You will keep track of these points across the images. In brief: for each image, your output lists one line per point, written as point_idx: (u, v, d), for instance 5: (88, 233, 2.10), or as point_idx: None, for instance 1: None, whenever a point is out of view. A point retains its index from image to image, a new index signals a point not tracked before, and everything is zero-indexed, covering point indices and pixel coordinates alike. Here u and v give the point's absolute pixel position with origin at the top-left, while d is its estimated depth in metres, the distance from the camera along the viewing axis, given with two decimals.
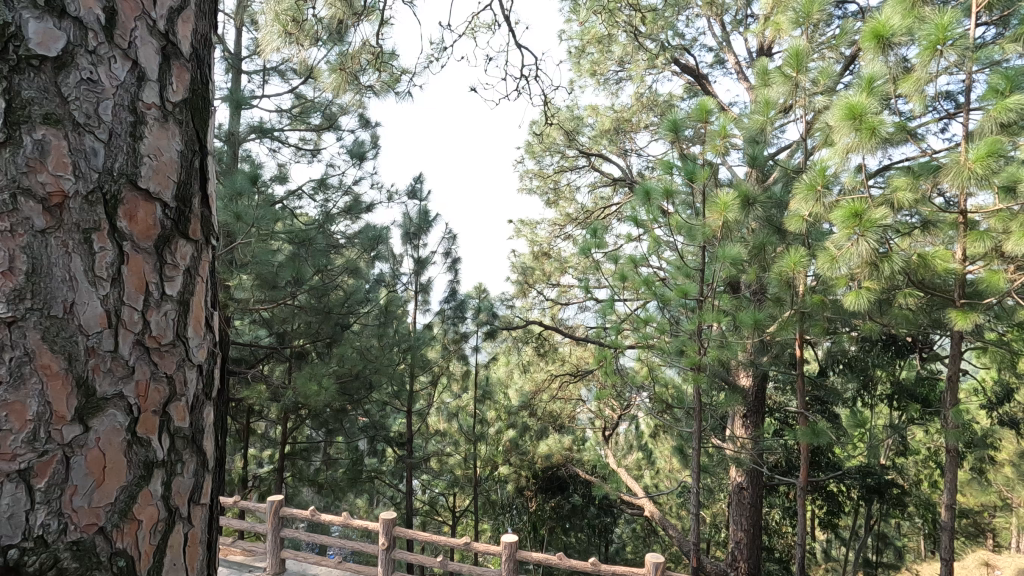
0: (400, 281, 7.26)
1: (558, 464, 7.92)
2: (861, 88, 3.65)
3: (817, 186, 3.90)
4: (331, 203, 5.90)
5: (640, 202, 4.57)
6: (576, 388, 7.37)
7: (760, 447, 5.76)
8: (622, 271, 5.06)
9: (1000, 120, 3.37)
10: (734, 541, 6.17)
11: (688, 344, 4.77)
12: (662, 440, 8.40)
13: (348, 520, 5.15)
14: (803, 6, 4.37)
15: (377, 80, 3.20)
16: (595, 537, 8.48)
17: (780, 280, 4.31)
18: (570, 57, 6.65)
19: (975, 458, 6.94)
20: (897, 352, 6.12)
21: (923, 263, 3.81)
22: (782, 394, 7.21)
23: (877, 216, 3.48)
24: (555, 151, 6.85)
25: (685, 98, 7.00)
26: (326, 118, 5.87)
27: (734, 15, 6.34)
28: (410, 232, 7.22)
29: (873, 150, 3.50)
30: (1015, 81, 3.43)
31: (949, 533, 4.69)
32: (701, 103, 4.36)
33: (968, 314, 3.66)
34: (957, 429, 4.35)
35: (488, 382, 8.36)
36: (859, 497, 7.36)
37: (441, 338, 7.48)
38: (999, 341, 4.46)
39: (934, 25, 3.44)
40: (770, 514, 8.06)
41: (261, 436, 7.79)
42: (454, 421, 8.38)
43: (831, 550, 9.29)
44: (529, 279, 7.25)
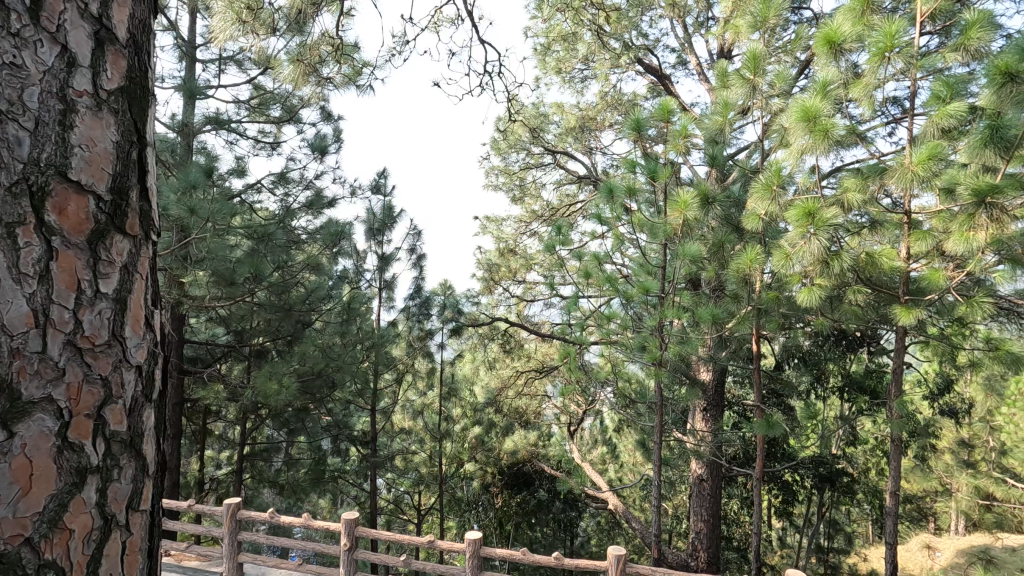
0: (363, 278, 7.11)
1: (524, 460, 7.95)
2: (816, 91, 3.79)
3: (772, 185, 4.02)
4: (292, 198, 5.75)
5: (604, 200, 4.62)
6: (542, 385, 7.42)
7: (718, 439, 5.93)
8: (587, 268, 5.15)
9: (942, 125, 3.55)
10: (695, 531, 6.32)
11: (650, 340, 4.88)
12: (626, 435, 8.54)
13: (308, 521, 5.03)
14: (759, 9, 4.49)
15: (338, 72, 3.14)
16: (560, 531, 8.56)
17: (738, 277, 4.42)
18: (536, 54, 6.67)
19: (918, 446, 7.32)
20: (848, 346, 6.38)
21: (870, 261, 4.01)
22: (741, 388, 7.42)
23: (829, 215, 3.63)
24: (521, 148, 6.86)
25: (648, 97, 7.13)
26: (285, 110, 5.71)
27: (696, 17, 6.50)
28: (375, 227, 7.10)
29: (825, 152, 3.66)
30: (955, 88, 3.61)
31: (893, 518, 4.92)
32: (663, 103, 4.45)
33: (911, 310, 3.84)
34: (901, 418, 4.58)
35: (454, 379, 8.31)
36: (812, 485, 7.66)
37: (405, 336, 7.41)
38: (940, 335, 4.71)
39: (883, 32, 3.60)
40: (728, 504, 8.30)
41: (218, 438, 7.56)
42: (420, 419, 8.32)
43: (786, 538, 9.62)
44: (494, 275, 7.25)
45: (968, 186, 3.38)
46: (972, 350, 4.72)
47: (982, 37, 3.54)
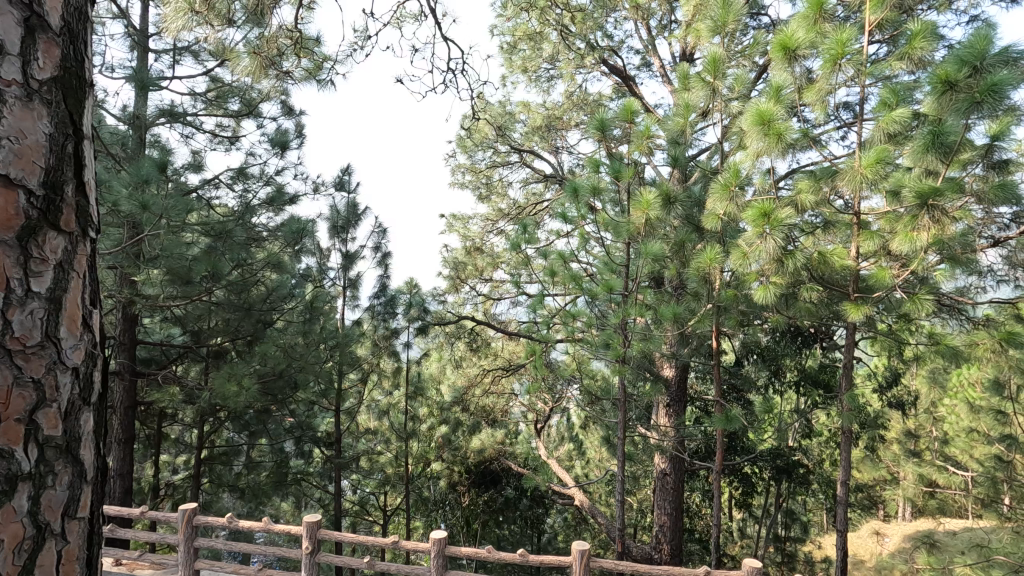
0: (327, 277, 6.98)
1: (491, 459, 7.93)
2: (771, 96, 3.93)
3: (731, 186, 4.13)
4: (252, 194, 5.59)
5: (570, 198, 4.67)
6: (508, 382, 7.45)
7: (681, 434, 6.06)
8: (553, 266, 5.19)
9: (888, 130, 3.72)
10: (659, 525, 6.45)
11: (613, 337, 4.97)
12: (592, 431, 8.64)
13: (269, 525, 4.90)
14: (719, 14, 4.60)
15: (298, 65, 3.07)
16: (527, 529, 8.56)
17: (698, 276, 4.53)
18: (503, 52, 6.69)
19: (869, 437, 7.63)
20: (803, 342, 6.61)
21: (823, 260, 4.17)
22: (702, 383, 7.59)
23: (783, 215, 3.77)
24: (487, 146, 6.86)
25: (613, 98, 7.24)
26: (244, 103, 5.55)
27: (659, 20, 6.63)
28: (338, 225, 6.94)
29: (780, 154, 3.79)
30: (901, 95, 3.78)
31: (845, 506, 5.13)
32: (627, 104, 4.53)
33: (860, 307, 4.01)
34: (851, 411, 4.78)
35: (420, 378, 8.14)
36: (770, 477, 7.91)
37: (370, 335, 7.31)
38: (886, 331, 4.93)
39: (834, 40, 3.75)
40: (691, 498, 8.48)
41: (175, 441, 7.32)
42: (385, 419, 8.21)
43: (746, 528, 9.91)
44: (461, 274, 7.24)
45: (912, 189, 3.56)
46: (917, 344, 4.96)
47: (925, 47, 3.71)
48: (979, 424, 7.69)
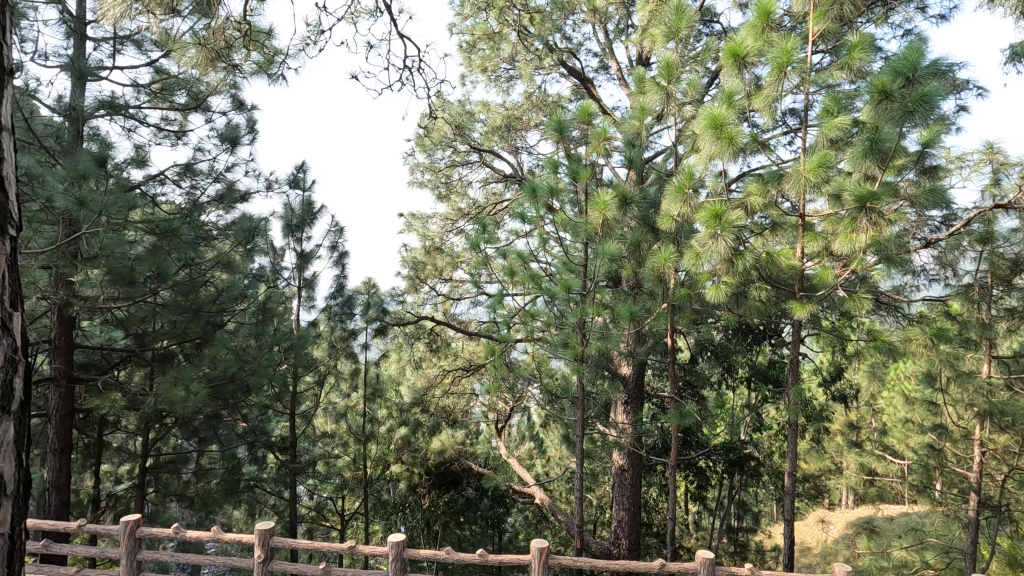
0: (281, 277, 6.57)
1: (451, 459, 7.86)
2: (723, 101, 4.05)
3: (685, 188, 4.23)
4: (200, 191, 5.38)
5: (528, 198, 4.70)
6: (468, 383, 7.47)
7: (638, 430, 6.19)
8: (512, 266, 5.21)
9: (831, 136, 3.89)
10: (617, 520, 6.57)
11: (571, 336, 5.05)
12: (552, 429, 8.72)
13: (218, 534, 4.72)
14: (673, 19, 4.71)
15: (248, 58, 2.98)
16: (488, 528, 8.54)
17: (653, 276, 4.63)
18: (462, 51, 6.67)
19: (814, 429, 7.99)
20: (753, 339, 6.88)
21: (770, 260, 4.35)
22: (659, 380, 7.76)
23: (734, 217, 3.90)
24: (446, 145, 6.83)
25: (571, 99, 7.34)
26: (192, 97, 5.33)
27: (616, 24, 6.76)
28: (292, 224, 6.71)
29: (731, 157, 3.91)
30: (842, 103, 3.97)
31: (791, 496, 5.35)
32: (584, 105, 4.59)
33: (805, 305, 4.20)
34: (796, 405, 5.00)
35: (379, 379, 7.93)
36: (723, 470, 8.17)
37: (327, 337, 6.98)
38: (829, 328, 5.17)
39: (780, 48, 3.91)
40: (648, 492, 8.68)
41: (117, 450, 6.96)
42: (342, 421, 8.09)
43: (700, 521, 10.21)
44: (420, 274, 7.24)
45: (851, 193, 3.75)
46: (858, 340, 5.22)
47: (863, 58, 3.89)
48: (913, 414, 8.18)
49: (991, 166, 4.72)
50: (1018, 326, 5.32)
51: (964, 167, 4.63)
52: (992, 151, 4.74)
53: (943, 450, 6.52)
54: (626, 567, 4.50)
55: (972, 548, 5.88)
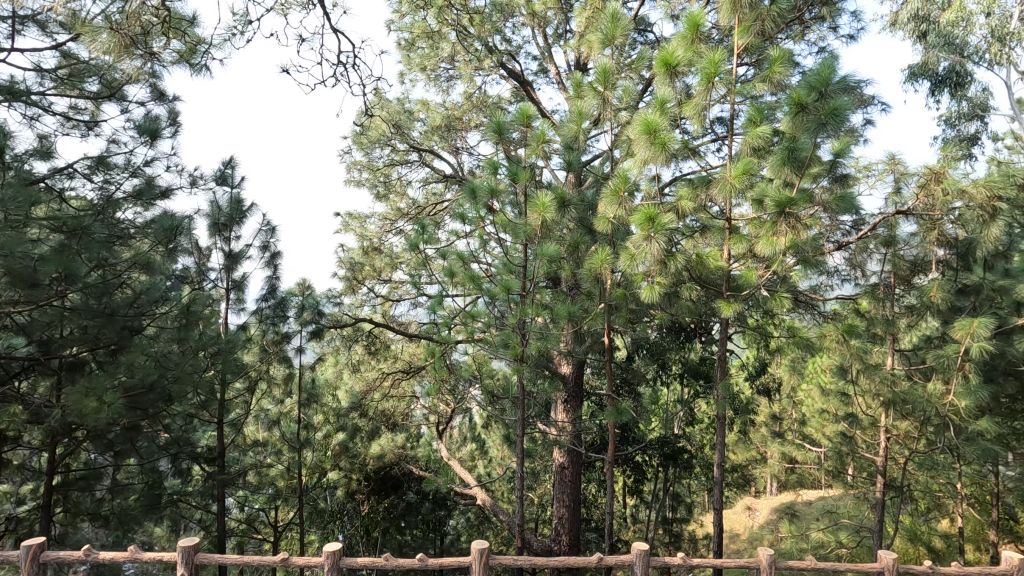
0: (207, 279, 5.97)
1: (391, 464, 7.74)
2: (655, 108, 4.21)
3: (620, 191, 4.36)
4: (114, 186, 5.01)
5: (468, 199, 4.68)
6: (408, 385, 7.41)
7: (577, 428, 6.33)
8: (452, 267, 5.15)
9: (754, 144, 4.12)
10: (557, 517, 6.66)
11: (511, 337, 5.08)
12: (493, 430, 8.73)
13: (136, 554, 4.39)
14: (609, 27, 4.83)
15: (168, 47, 2.80)
16: (431, 532, 8.59)
17: (590, 276, 4.73)
18: (400, 49, 6.56)
19: (741, 421, 8.43)
20: (685, 337, 7.17)
21: (700, 262, 4.57)
22: (597, 379, 7.93)
23: (666, 220, 4.05)
24: (384, 143, 6.69)
25: (510, 101, 7.42)
26: (105, 85, 4.95)
27: (555, 29, 6.87)
28: (220, 222, 6.16)
29: (663, 162, 4.07)
30: (764, 114, 4.21)
31: (720, 486, 5.61)
32: (523, 108, 4.64)
33: (731, 304, 4.43)
34: (724, 399, 5.26)
35: (314, 384, 7.38)
36: (658, 464, 8.49)
37: (257, 341, 6.37)
38: (753, 325, 5.48)
39: (709, 59, 4.09)
40: (587, 488, 8.89)
41: (17, 468, 6.35)
42: (276, 430, 7.28)
43: (637, 513, 10.56)
44: (358, 274, 7.20)
45: (772, 199, 3.99)
46: (780, 336, 5.56)
47: (782, 72, 4.15)
48: (828, 405, 8.79)
49: (894, 175, 5.14)
50: (917, 321, 5.83)
51: (871, 176, 5.03)
52: (894, 161, 5.15)
53: (854, 436, 7.03)
54: (565, 563, 4.55)
55: (879, 527, 6.38)
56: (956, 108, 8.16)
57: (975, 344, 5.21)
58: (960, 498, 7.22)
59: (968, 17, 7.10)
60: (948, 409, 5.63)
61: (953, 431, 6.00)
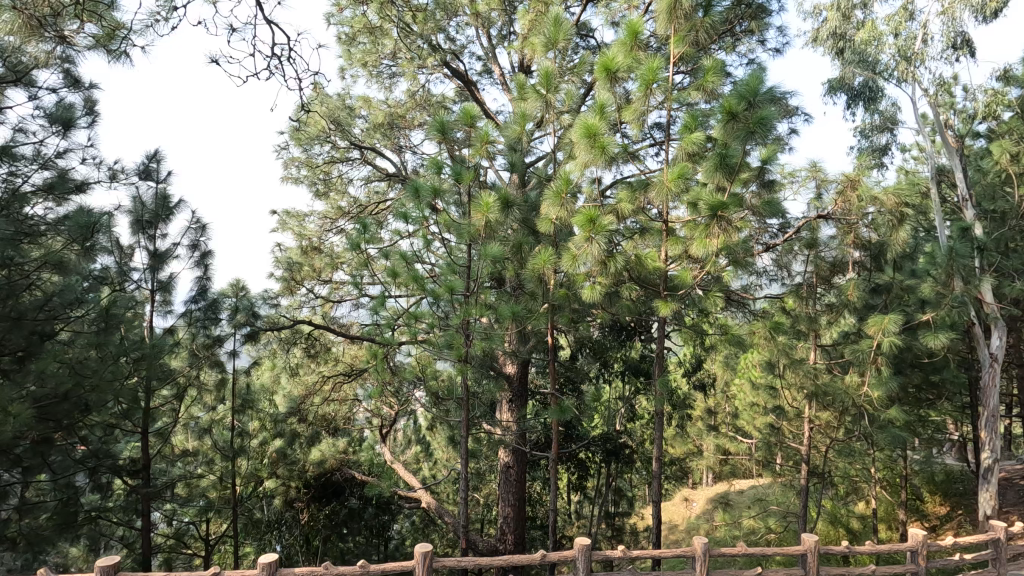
0: (129, 280, 5.51)
1: (333, 469, 7.54)
2: (596, 112, 4.31)
3: (562, 193, 4.43)
4: (21, 178, 4.61)
5: (411, 198, 4.62)
6: (350, 389, 7.40)
7: (522, 427, 6.40)
8: (395, 267, 5.03)
9: (689, 150, 4.30)
10: (503, 516, 6.68)
11: (455, 337, 5.04)
12: (438, 431, 8.67)
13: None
14: (551, 31, 4.89)
15: (80, 31, 2.60)
16: (375, 539, 8.36)
17: (534, 276, 4.79)
18: (341, 44, 6.40)
19: (679, 416, 8.77)
20: (626, 336, 7.36)
21: (639, 262, 4.71)
22: (542, 378, 8.03)
23: (606, 221, 4.14)
24: (324, 140, 6.49)
25: (455, 100, 7.40)
26: (9, 68, 4.55)
27: (499, 30, 6.90)
28: (143, 220, 5.76)
29: (604, 165, 4.17)
30: (698, 121, 4.40)
31: (659, 480, 5.79)
32: (467, 108, 4.63)
33: (668, 303, 4.59)
34: (662, 394, 5.45)
35: (249, 390, 7.00)
36: (601, 460, 8.69)
37: (187, 344, 5.89)
38: (690, 323, 5.70)
39: (646, 66, 4.23)
40: (532, 487, 8.98)
41: None
42: (207, 438, 6.82)
43: (581, 510, 10.75)
44: (296, 275, 7.01)
45: (705, 202, 4.17)
46: (713, 332, 5.81)
47: (714, 81, 4.35)
48: (758, 398, 9.28)
49: (815, 181, 5.50)
50: (836, 318, 6.25)
51: (795, 182, 5.35)
52: (816, 168, 5.50)
53: (781, 428, 7.46)
54: (509, 562, 4.57)
55: (804, 512, 6.78)
56: (869, 120, 8.81)
57: (886, 339, 5.69)
58: (873, 482, 7.80)
59: (879, 37, 7.67)
60: (863, 399, 6.06)
61: (868, 420, 6.47)
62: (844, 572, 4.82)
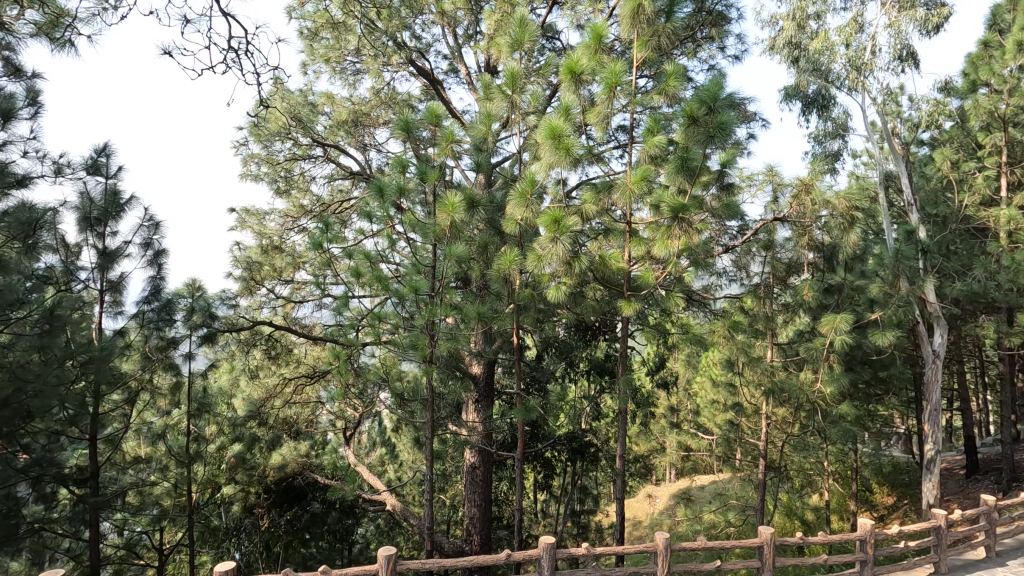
0: (76, 280, 5.22)
1: (294, 474, 7.39)
2: (561, 114, 4.35)
3: (527, 194, 4.44)
4: None
5: (375, 197, 4.55)
6: (313, 391, 7.23)
7: (488, 427, 6.41)
8: (358, 267, 4.95)
9: (651, 153, 4.38)
10: (469, 517, 6.66)
11: (420, 338, 5.00)
12: (404, 433, 8.58)
13: None
14: (516, 32, 4.90)
15: (21, 17, 2.46)
16: (337, 543, 8.41)
17: (499, 277, 4.81)
18: (303, 39, 6.26)
19: (642, 414, 8.93)
20: (591, 336, 7.45)
21: (604, 263, 4.78)
22: (508, 378, 8.05)
23: (570, 222, 4.17)
24: (285, 136, 6.34)
25: (420, 99, 7.34)
26: None
27: (465, 29, 6.88)
28: (91, 217, 5.49)
29: (568, 166, 4.21)
30: (660, 124, 4.48)
31: (623, 477, 5.88)
32: (432, 107, 4.60)
33: (631, 303, 4.67)
34: (625, 393, 5.55)
35: (206, 393, 6.77)
36: (567, 458, 8.77)
37: (139, 347, 5.63)
38: (655, 323, 5.79)
39: (610, 70, 4.29)
40: (498, 487, 8.99)
41: None
42: (161, 444, 6.55)
43: (547, 508, 10.82)
44: (256, 275, 6.82)
45: (667, 204, 4.26)
46: (676, 331, 5.92)
47: (676, 86, 4.44)
48: (719, 395, 9.54)
49: (771, 185, 5.68)
50: (791, 318, 6.49)
51: (753, 185, 5.51)
52: (772, 172, 5.68)
53: (740, 424, 7.68)
54: (474, 562, 4.56)
55: (761, 506, 6.99)
56: (823, 126, 9.15)
57: (837, 337, 5.93)
58: (825, 474, 8.12)
59: (831, 47, 7.99)
60: (816, 395, 6.30)
61: (821, 415, 6.72)
62: (799, 563, 4.97)
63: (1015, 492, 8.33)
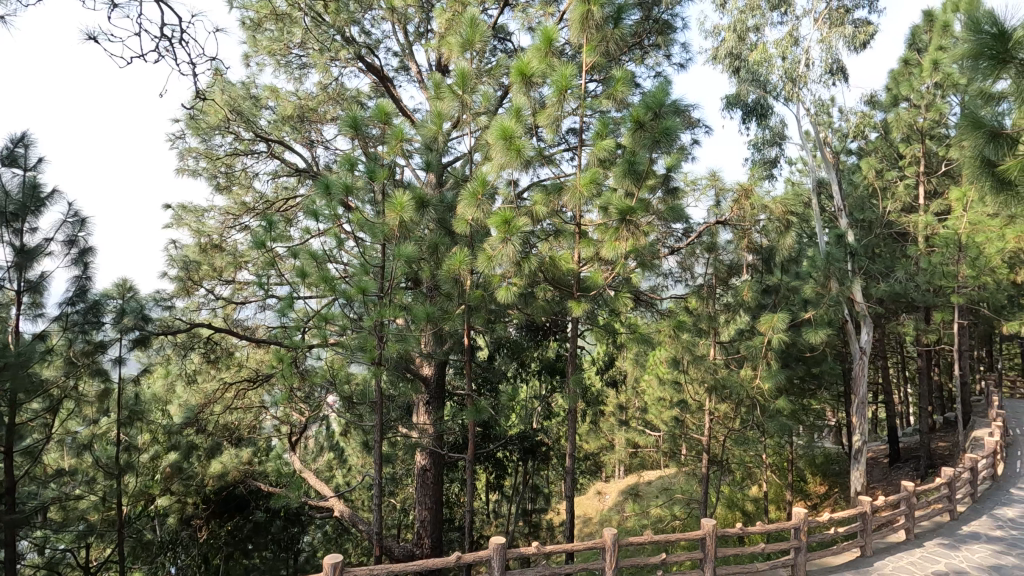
0: None
1: (236, 482, 7.09)
2: (512, 115, 4.36)
3: (477, 195, 4.41)
4: None
5: (321, 195, 4.42)
6: (255, 396, 6.96)
7: (439, 429, 6.37)
8: (304, 266, 4.79)
9: (600, 156, 4.45)
10: (419, 520, 6.57)
11: (368, 340, 4.90)
12: (352, 437, 8.40)
13: None
14: (467, 32, 4.88)
15: None
16: (281, 552, 8.29)
17: (449, 277, 4.78)
18: (245, 29, 6.02)
19: (592, 412, 9.09)
20: (542, 336, 7.51)
21: (554, 264, 4.84)
22: (459, 379, 8.02)
23: (521, 223, 4.19)
24: (225, 130, 6.07)
25: (369, 96, 7.21)
26: None
27: (416, 27, 6.81)
28: (7, 212, 5.06)
29: (519, 167, 4.23)
30: (609, 127, 4.57)
31: (574, 475, 5.95)
32: (381, 104, 4.51)
33: (580, 303, 4.74)
34: (575, 392, 5.63)
35: (138, 400, 6.39)
36: (518, 458, 8.82)
37: (62, 352, 5.28)
38: (604, 323, 5.90)
39: (560, 73, 4.34)
40: (449, 488, 8.94)
41: None
42: (87, 455, 6.12)
43: (499, 508, 10.86)
44: (193, 275, 6.49)
45: (615, 206, 4.35)
46: (625, 330, 6.05)
47: (624, 90, 4.54)
48: (665, 392, 9.84)
49: (714, 190, 5.90)
50: (732, 317, 6.76)
51: (697, 190, 5.71)
52: (715, 177, 5.91)
53: (684, 420, 7.95)
54: (422, 567, 4.49)
55: (704, 499, 7.22)
56: (762, 134, 9.59)
57: (775, 335, 6.23)
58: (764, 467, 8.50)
59: (769, 59, 8.38)
60: (756, 391, 6.59)
61: (759, 410, 7.03)
62: (739, 554, 5.15)
63: (931, 477, 8.99)
